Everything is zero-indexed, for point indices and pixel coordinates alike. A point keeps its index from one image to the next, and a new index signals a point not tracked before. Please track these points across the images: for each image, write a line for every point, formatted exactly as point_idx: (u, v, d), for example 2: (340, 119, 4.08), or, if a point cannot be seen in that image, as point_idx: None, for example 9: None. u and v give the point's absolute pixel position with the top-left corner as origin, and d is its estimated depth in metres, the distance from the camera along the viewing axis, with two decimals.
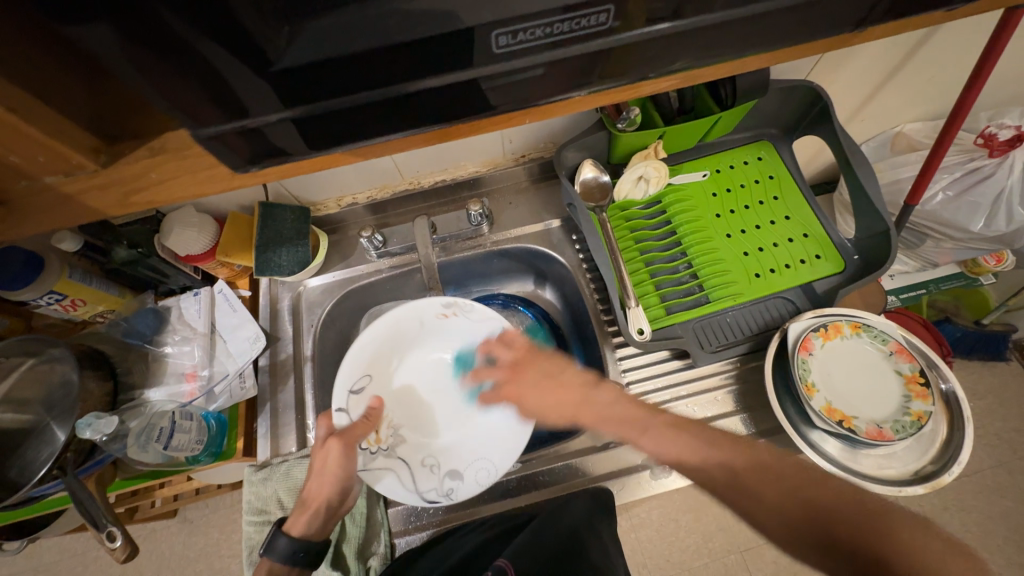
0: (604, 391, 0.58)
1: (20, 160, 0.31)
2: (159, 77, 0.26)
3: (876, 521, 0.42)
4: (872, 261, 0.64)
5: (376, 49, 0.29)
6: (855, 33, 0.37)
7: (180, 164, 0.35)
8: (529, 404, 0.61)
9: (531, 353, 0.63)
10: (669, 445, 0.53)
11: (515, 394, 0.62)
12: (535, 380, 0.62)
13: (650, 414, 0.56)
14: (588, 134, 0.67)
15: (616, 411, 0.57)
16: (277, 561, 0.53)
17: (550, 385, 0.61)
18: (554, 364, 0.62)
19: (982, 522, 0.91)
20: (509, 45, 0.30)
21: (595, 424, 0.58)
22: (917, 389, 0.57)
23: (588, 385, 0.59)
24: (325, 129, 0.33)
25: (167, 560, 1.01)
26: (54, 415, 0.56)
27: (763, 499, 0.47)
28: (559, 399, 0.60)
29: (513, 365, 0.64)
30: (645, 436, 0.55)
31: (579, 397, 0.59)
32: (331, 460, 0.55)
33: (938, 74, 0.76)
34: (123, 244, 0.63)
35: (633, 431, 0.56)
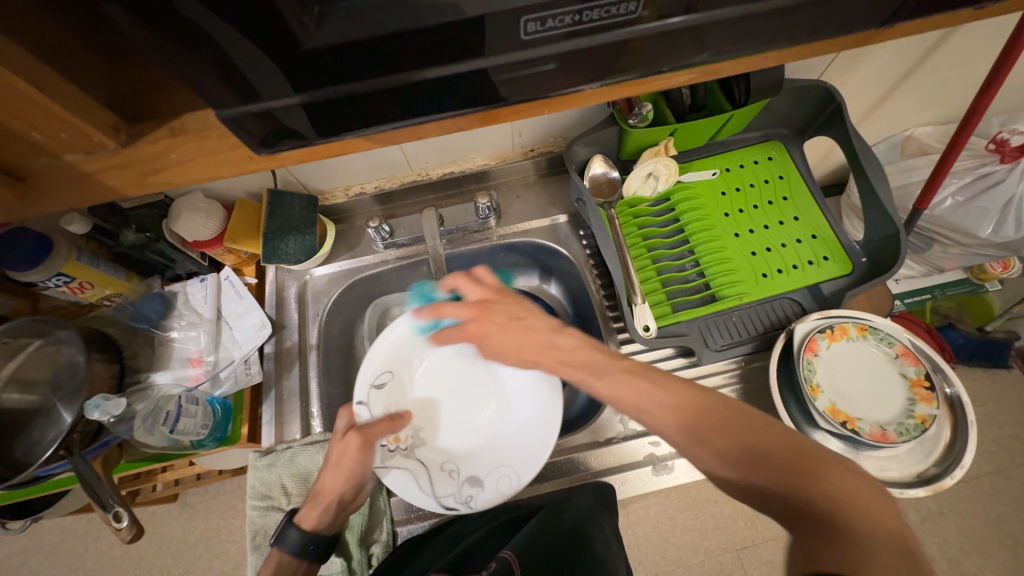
0: (565, 337, 0.57)
1: (42, 137, 0.31)
2: (183, 55, 0.26)
3: (783, 448, 0.38)
4: (880, 263, 0.64)
5: (405, 33, 0.28)
6: (878, 30, 0.37)
7: (201, 146, 0.35)
8: (490, 343, 0.62)
9: (499, 295, 0.62)
10: (625, 391, 0.47)
11: (478, 332, 0.62)
12: (500, 325, 0.61)
13: (609, 359, 0.51)
14: (599, 128, 0.66)
15: (579, 356, 0.54)
16: (288, 553, 0.53)
17: (513, 327, 0.60)
18: (515, 306, 0.61)
19: (977, 527, 0.91)
20: (538, 31, 0.30)
21: (555, 367, 0.57)
22: (922, 392, 0.57)
23: (551, 329, 0.58)
24: (343, 114, 0.33)
25: (167, 544, 1.02)
26: (60, 396, 0.56)
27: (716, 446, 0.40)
28: (524, 342, 0.59)
29: (474, 308, 0.62)
30: (602, 381, 0.50)
31: (540, 341, 0.58)
32: (351, 454, 0.56)
33: (952, 78, 0.76)
34: (132, 228, 0.64)
35: (591, 376, 0.51)
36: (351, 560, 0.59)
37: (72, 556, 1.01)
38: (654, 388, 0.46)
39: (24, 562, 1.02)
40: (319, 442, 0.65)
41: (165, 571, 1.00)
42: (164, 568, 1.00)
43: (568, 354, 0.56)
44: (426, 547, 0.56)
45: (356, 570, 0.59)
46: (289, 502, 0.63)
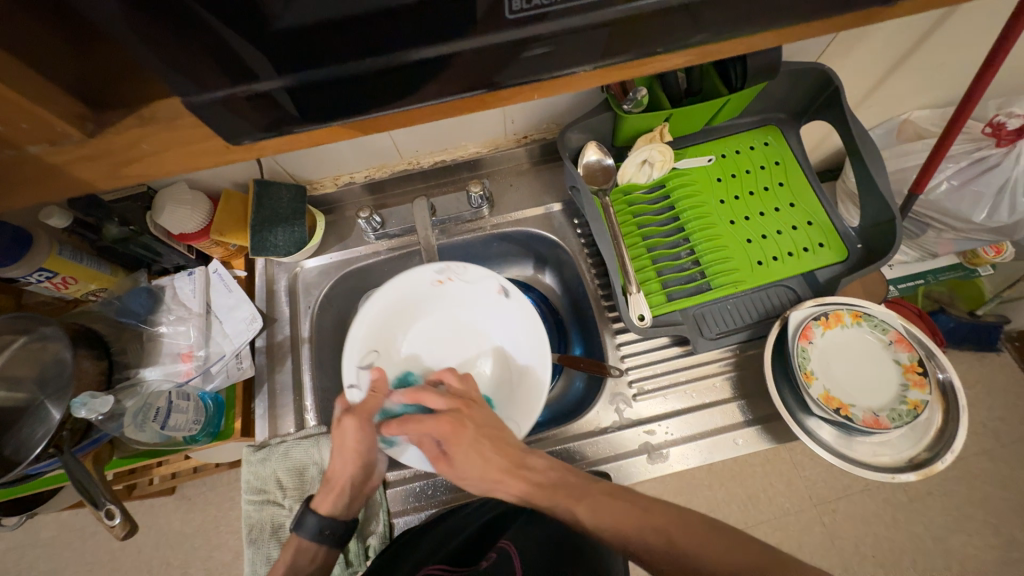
0: (538, 459, 0.54)
1: (2, 128, 0.29)
2: (148, 36, 0.25)
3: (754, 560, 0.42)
4: (876, 249, 0.64)
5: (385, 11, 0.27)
6: (882, 8, 0.36)
7: (175, 134, 0.34)
8: (458, 453, 0.54)
9: (466, 406, 0.56)
10: (605, 514, 0.49)
11: (452, 430, 0.54)
12: (474, 440, 0.54)
13: (585, 480, 0.52)
14: (593, 114, 0.65)
15: (552, 476, 0.52)
16: (307, 539, 0.54)
17: (484, 442, 0.54)
18: (497, 419, 0.56)
19: (964, 507, 0.93)
20: (524, 9, 0.29)
21: (525, 492, 0.53)
22: (915, 377, 0.57)
23: (523, 450, 0.54)
24: (326, 99, 0.32)
25: (165, 536, 1.02)
26: (48, 393, 0.55)
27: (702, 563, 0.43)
28: (485, 451, 0.54)
29: (445, 421, 0.54)
30: (583, 504, 0.50)
31: (516, 457, 0.54)
32: (349, 440, 0.55)
33: (950, 60, 0.74)
34: (115, 222, 0.61)
35: (572, 498, 0.50)
36: (349, 554, 0.60)
37: (71, 549, 1.01)
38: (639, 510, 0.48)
39: (24, 556, 1.02)
40: (313, 435, 0.64)
41: (165, 562, 1.01)
42: (164, 559, 1.01)
43: (539, 474, 0.53)
44: (424, 536, 0.56)
45: (353, 563, 0.60)
46: (284, 495, 0.62)
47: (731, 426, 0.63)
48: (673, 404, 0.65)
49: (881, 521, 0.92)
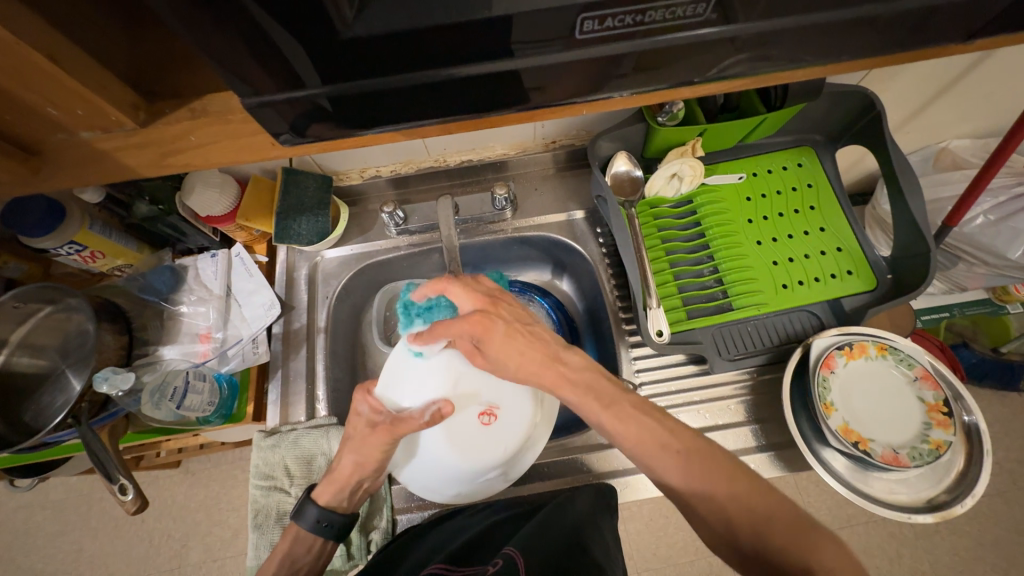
0: (574, 355, 0.51)
1: (57, 112, 0.30)
2: (205, 36, 0.25)
3: (777, 514, 0.40)
4: (906, 281, 0.62)
5: (453, 25, 0.27)
6: (955, 43, 0.34)
7: (222, 129, 0.33)
8: (494, 344, 0.51)
9: (506, 296, 0.56)
10: (633, 430, 0.46)
11: (482, 326, 0.51)
12: (507, 333, 0.51)
13: (616, 389, 0.49)
14: (625, 124, 0.64)
15: (585, 376, 0.50)
16: (305, 528, 0.53)
17: (521, 335, 0.51)
18: (524, 314, 0.54)
19: (973, 548, 0.91)
20: (593, 31, 0.28)
21: (560, 389, 0.49)
22: (939, 417, 0.56)
23: (557, 344, 0.52)
24: (372, 109, 0.31)
25: (168, 509, 1.04)
26: (69, 362, 0.57)
27: (716, 500, 0.41)
28: (528, 348, 0.51)
29: (475, 317, 0.51)
30: (608, 412, 0.47)
31: (551, 352, 0.51)
32: (372, 448, 0.51)
33: (998, 91, 0.72)
34: (144, 200, 0.63)
35: (597, 404, 0.48)
36: (350, 546, 0.60)
37: (78, 513, 1.04)
38: (663, 432, 0.45)
39: (32, 517, 1.04)
40: (324, 426, 0.64)
41: (166, 534, 1.02)
42: (166, 531, 1.03)
43: (572, 370, 0.50)
44: (424, 536, 0.56)
45: (355, 555, 0.60)
46: (292, 484, 0.62)
47: (742, 450, 0.62)
48: (684, 423, 0.64)
49: (885, 555, 0.90)
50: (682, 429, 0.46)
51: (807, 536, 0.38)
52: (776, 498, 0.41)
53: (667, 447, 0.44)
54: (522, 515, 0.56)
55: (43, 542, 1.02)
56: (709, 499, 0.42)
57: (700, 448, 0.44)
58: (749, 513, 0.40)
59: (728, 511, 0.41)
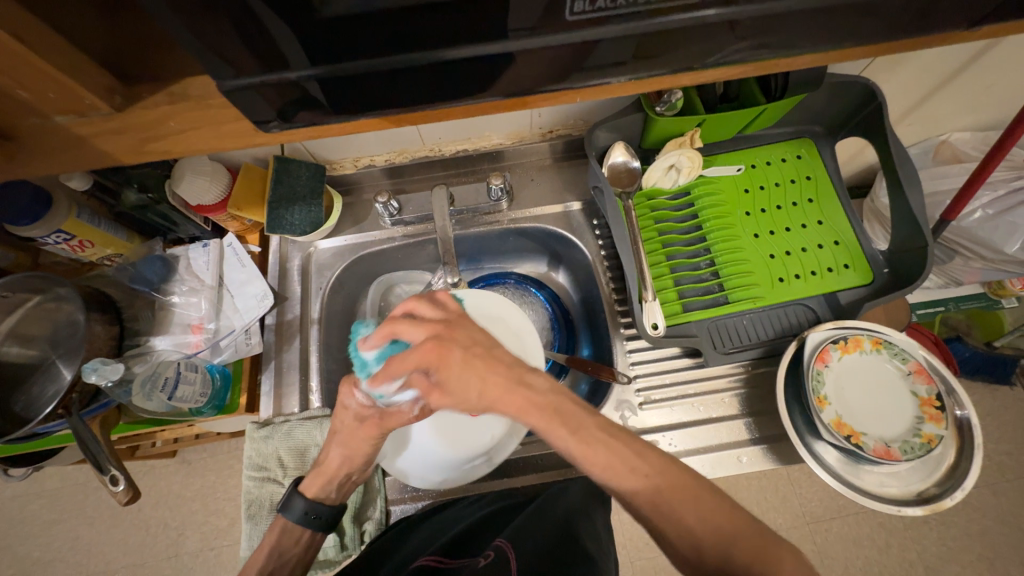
0: (540, 376, 0.44)
1: (29, 95, 0.29)
2: (178, 14, 0.24)
3: (742, 535, 0.37)
4: (903, 276, 0.62)
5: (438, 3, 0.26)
6: (958, 31, 0.33)
7: (204, 113, 0.33)
8: (449, 377, 0.43)
9: (464, 318, 0.47)
10: (601, 458, 0.40)
11: (437, 355, 0.43)
12: (464, 360, 0.44)
13: (582, 410, 0.42)
14: (623, 114, 0.63)
15: (550, 399, 0.42)
16: (292, 521, 0.53)
17: (479, 361, 0.44)
18: (484, 336, 0.46)
19: (960, 539, 0.92)
20: (585, 11, 0.27)
21: (525, 415, 0.42)
22: (931, 411, 0.56)
23: (520, 366, 0.44)
24: (357, 92, 0.30)
25: (164, 498, 1.04)
26: (59, 353, 0.56)
27: (686, 523, 0.38)
28: (487, 376, 0.43)
29: (429, 344, 0.44)
30: (576, 436, 0.41)
31: (513, 376, 0.43)
32: (359, 440, 0.52)
33: (1000, 83, 0.71)
34: (133, 188, 0.62)
35: (563, 428, 0.41)
36: (343, 536, 0.60)
37: (74, 501, 1.04)
38: (632, 456, 0.40)
39: (28, 505, 1.04)
40: (317, 418, 0.64)
41: (162, 523, 1.03)
42: (162, 520, 1.03)
43: (538, 394, 0.43)
44: (418, 528, 0.56)
45: (348, 545, 0.60)
46: (285, 475, 0.62)
47: (735, 443, 0.62)
48: (678, 416, 0.64)
49: (874, 545, 0.91)
50: (651, 453, 0.41)
51: (770, 551, 0.36)
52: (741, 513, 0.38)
53: (638, 474, 0.39)
54: (516, 506, 0.56)
55: (39, 530, 1.03)
56: (676, 522, 0.38)
57: (670, 473, 0.40)
58: (715, 534, 0.37)
59: (696, 534, 0.37)
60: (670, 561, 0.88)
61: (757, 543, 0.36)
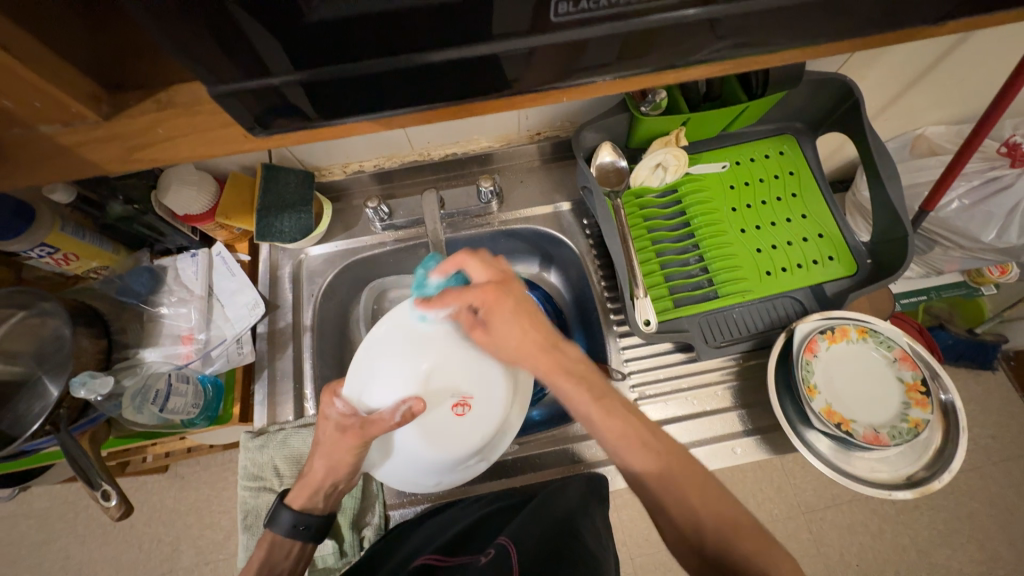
0: (571, 347, 0.54)
1: (15, 106, 0.29)
2: (161, 18, 0.23)
3: (742, 523, 0.41)
4: (885, 265, 0.63)
5: (422, 8, 0.26)
6: (926, 26, 0.35)
7: (192, 121, 0.32)
8: (501, 320, 0.53)
9: (517, 283, 0.55)
10: (620, 429, 0.47)
11: (493, 297, 0.52)
12: (515, 310, 0.53)
13: (608, 385, 0.50)
14: (609, 114, 0.64)
15: (579, 368, 0.52)
16: (281, 534, 0.53)
17: (528, 318, 0.53)
18: (531, 299, 0.54)
19: (951, 522, 0.94)
20: (569, 13, 0.28)
21: (552, 374, 0.52)
22: (917, 397, 0.58)
23: (553, 339, 0.53)
24: (345, 96, 0.31)
25: (157, 513, 1.02)
26: (46, 369, 0.55)
27: (691, 506, 0.42)
28: (529, 335, 0.53)
29: (489, 288, 0.52)
30: (599, 408, 0.48)
31: (548, 347, 0.52)
32: (342, 450, 0.50)
33: (971, 77, 0.74)
34: (119, 200, 0.61)
35: (588, 397, 0.49)
36: (342, 543, 0.60)
37: (64, 521, 1.01)
38: (647, 436, 0.46)
39: (15, 527, 1.02)
40: (311, 425, 0.63)
41: (155, 539, 1.01)
42: (155, 536, 1.01)
43: (571, 354, 0.53)
44: (417, 530, 0.56)
45: (347, 552, 0.59)
46: (281, 484, 0.62)
47: (729, 435, 0.63)
48: (673, 411, 0.65)
49: (868, 531, 0.93)
50: (666, 441, 0.46)
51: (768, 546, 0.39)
52: (744, 511, 0.42)
53: (651, 458, 0.45)
54: (514, 506, 0.57)
55: (28, 552, 1.00)
56: (681, 503, 0.42)
57: (683, 463, 0.45)
58: (720, 523, 0.41)
59: (701, 519, 0.41)
60: (670, 556, 0.89)
61: (749, 531, 0.40)
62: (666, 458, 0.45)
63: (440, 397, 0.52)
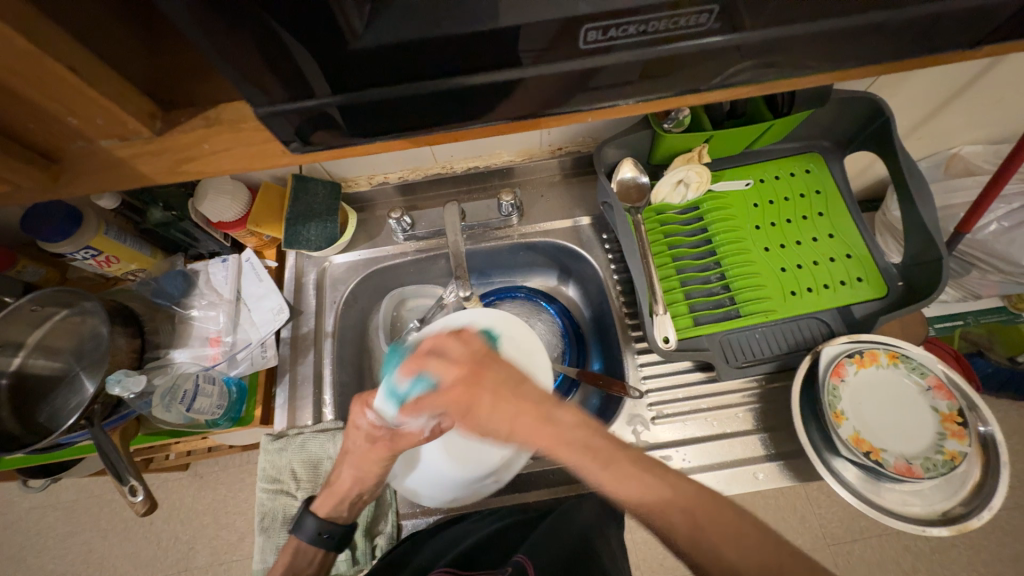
0: (566, 411, 0.44)
1: (79, 121, 0.31)
2: (216, 42, 0.25)
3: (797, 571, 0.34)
4: (918, 289, 0.61)
5: (460, 35, 0.27)
6: (963, 50, 0.34)
7: (236, 136, 0.34)
8: (482, 415, 0.45)
9: (490, 356, 0.48)
10: (634, 485, 0.39)
11: (467, 398, 0.46)
12: (495, 399, 0.45)
13: (611, 445, 0.41)
14: (631, 131, 0.65)
15: (580, 435, 0.42)
16: (304, 541, 0.54)
17: (510, 401, 0.44)
18: (515, 372, 0.46)
19: (991, 564, 0.88)
20: (598, 40, 0.29)
21: (554, 451, 0.42)
22: (953, 427, 0.55)
23: (547, 401, 0.44)
24: (378, 117, 0.32)
25: (176, 511, 1.05)
26: (83, 365, 0.58)
27: (726, 557, 0.35)
28: (517, 415, 0.43)
29: (456, 389, 0.46)
30: (607, 470, 0.40)
31: (537, 408, 0.43)
32: (370, 463, 0.54)
33: (1010, 96, 0.71)
34: (159, 206, 0.64)
35: (594, 462, 0.41)
36: (355, 551, 0.60)
37: (88, 514, 1.05)
38: (668, 490, 0.39)
39: (43, 517, 1.06)
40: (330, 430, 0.64)
41: (173, 537, 1.03)
42: (173, 534, 1.03)
43: (565, 429, 0.42)
44: (430, 540, 0.56)
45: (360, 560, 0.59)
46: (298, 488, 0.63)
47: (751, 459, 0.61)
48: (691, 431, 0.63)
49: (899, 568, 0.88)
50: (686, 485, 0.39)
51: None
52: None
53: (673, 508, 0.38)
54: (528, 522, 0.56)
55: (53, 543, 1.04)
56: (718, 561, 0.35)
57: (711, 508, 0.38)
58: (762, 572, 0.34)
59: (741, 573, 0.35)
60: None
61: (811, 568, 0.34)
62: (688, 505, 0.38)
63: None
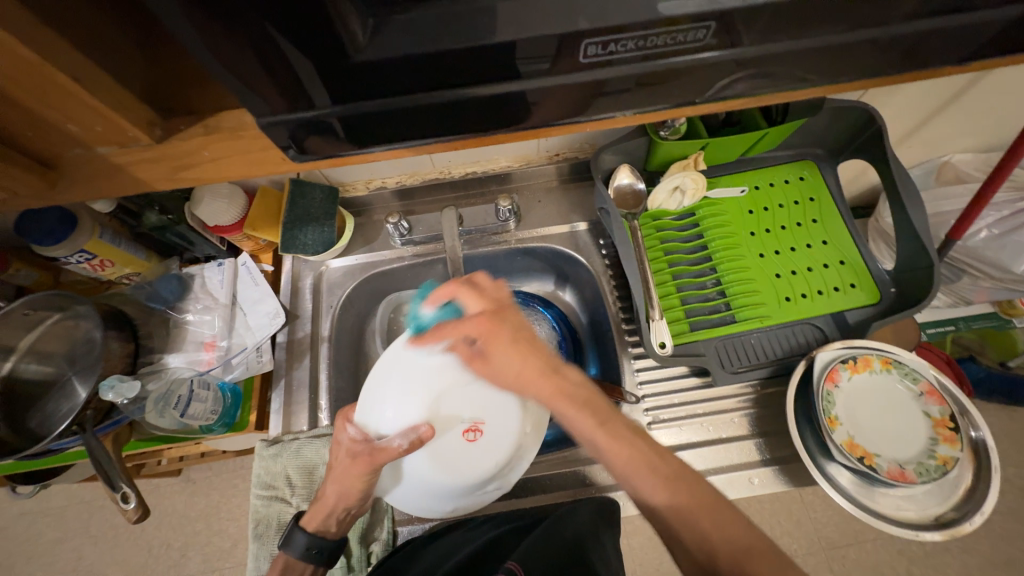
0: (572, 370, 0.51)
1: (78, 128, 0.31)
2: (218, 54, 0.25)
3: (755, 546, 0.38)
4: (911, 295, 0.62)
5: (460, 50, 0.28)
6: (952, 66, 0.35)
7: (235, 144, 0.35)
8: (497, 350, 0.51)
9: (506, 312, 0.53)
10: (625, 448, 0.45)
11: (489, 328, 0.51)
12: (512, 340, 0.51)
13: (611, 408, 0.49)
14: (628, 138, 0.65)
15: (584, 393, 0.50)
16: (293, 556, 0.53)
17: (528, 346, 0.51)
18: (529, 325, 0.53)
19: (983, 568, 0.89)
20: (597, 55, 0.29)
21: (554, 400, 0.50)
22: (945, 433, 0.55)
23: (556, 365, 0.51)
24: (377, 127, 0.32)
25: (168, 517, 1.03)
26: (76, 370, 0.57)
27: (699, 527, 0.40)
28: (524, 367, 0.51)
29: (482, 319, 0.51)
30: (603, 429, 0.47)
31: (547, 367, 0.51)
32: (352, 477, 0.51)
33: (997, 107, 0.73)
34: (155, 209, 0.64)
35: (593, 420, 0.48)
36: (350, 557, 0.60)
37: (78, 521, 1.03)
38: (653, 457, 0.45)
39: (33, 524, 1.04)
40: (326, 436, 0.64)
41: (165, 543, 1.02)
42: (165, 540, 1.02)
43: (568, 382, 0.50)
44: (427, 549, 0.56)
45: (354, 567, 0.59)
46: (293, 494, 0.62)
47: (747, 464, 0.61)
48: (687, 437, 0.63)
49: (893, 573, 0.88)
50: (662, 459, 0.45)
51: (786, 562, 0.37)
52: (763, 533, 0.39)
53: (655, 473, 0.43)
54: (525, 528, 0.56)
55: (42, 550, 1.02)
56: (692, 528, 0.40)
57: (693, 486, 0.42)
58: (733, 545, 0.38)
59: (712, 541, 0.39)
60: None
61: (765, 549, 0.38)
62: (672, 479, 0.43)
63: (449, 422, 0.51)
